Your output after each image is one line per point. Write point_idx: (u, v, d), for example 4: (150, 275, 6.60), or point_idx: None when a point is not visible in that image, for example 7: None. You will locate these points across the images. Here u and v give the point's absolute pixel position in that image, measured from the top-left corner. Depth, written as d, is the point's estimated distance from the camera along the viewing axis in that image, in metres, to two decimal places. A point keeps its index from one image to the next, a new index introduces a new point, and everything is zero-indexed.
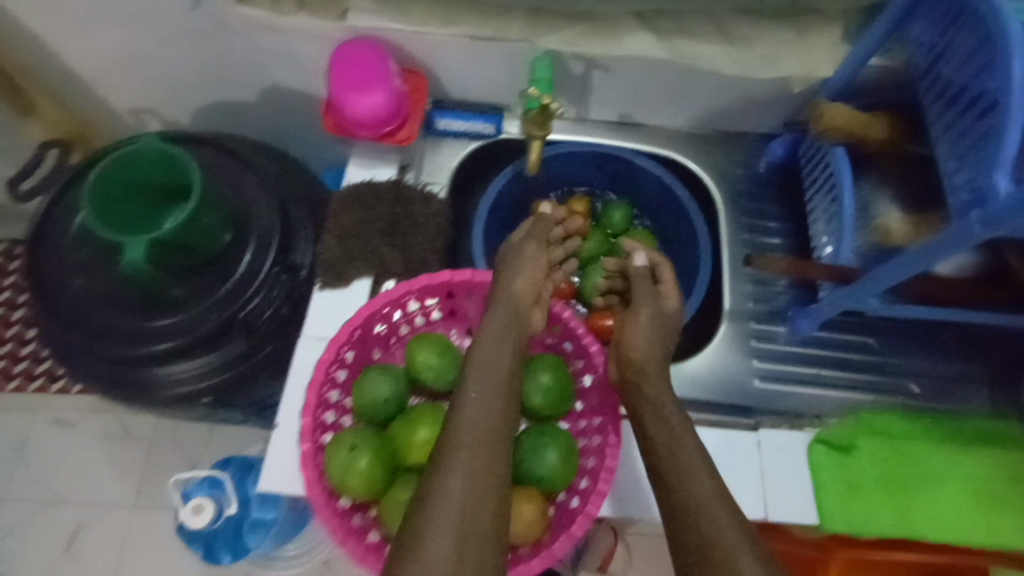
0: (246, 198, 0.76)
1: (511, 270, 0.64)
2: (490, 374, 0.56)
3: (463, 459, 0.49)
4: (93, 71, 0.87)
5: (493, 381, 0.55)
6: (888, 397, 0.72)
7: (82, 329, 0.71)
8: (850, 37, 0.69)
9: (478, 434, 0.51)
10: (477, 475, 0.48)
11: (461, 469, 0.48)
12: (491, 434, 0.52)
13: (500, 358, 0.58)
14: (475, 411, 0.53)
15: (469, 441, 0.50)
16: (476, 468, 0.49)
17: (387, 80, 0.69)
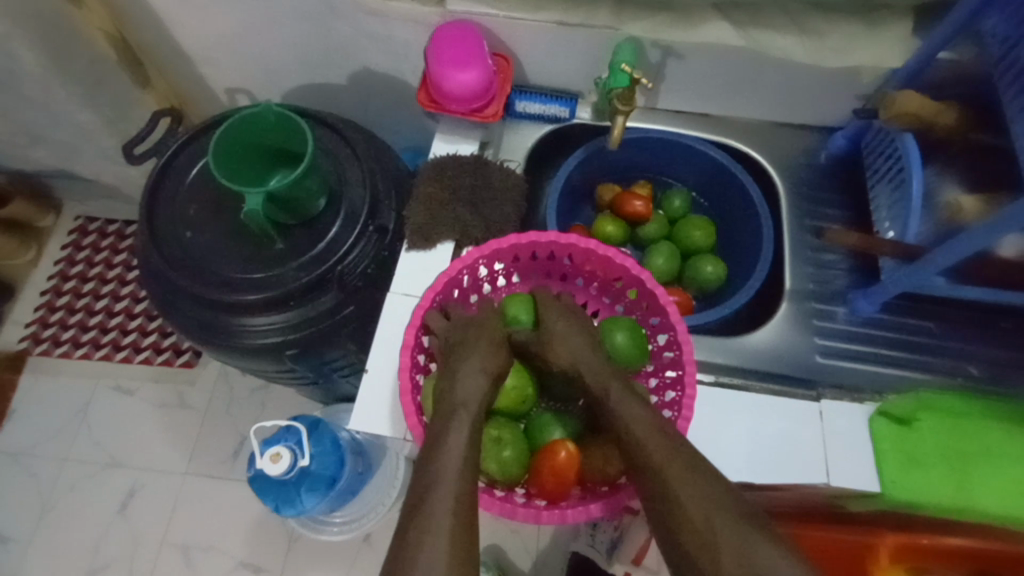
0: (340, 166, 0.82)
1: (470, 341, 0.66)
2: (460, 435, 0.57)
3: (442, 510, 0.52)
4: (202, 48, 0.95)
5: (462, 438, 0.57)
6: (946, 378, 0.74)
7: (187, 276, 0.77)
8: (920, 32, 0.73)
9: (455, 494, 0.53)
10: (453, 531, 0.50)
11: (441, 521, 0.51)
12: (463, 487, 0.54)
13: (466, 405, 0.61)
14: (447, 467, 0.55)
15: (448, 492, 0.53)
16: (458, 522, 0.51)
17: (483, 59, 0.75)
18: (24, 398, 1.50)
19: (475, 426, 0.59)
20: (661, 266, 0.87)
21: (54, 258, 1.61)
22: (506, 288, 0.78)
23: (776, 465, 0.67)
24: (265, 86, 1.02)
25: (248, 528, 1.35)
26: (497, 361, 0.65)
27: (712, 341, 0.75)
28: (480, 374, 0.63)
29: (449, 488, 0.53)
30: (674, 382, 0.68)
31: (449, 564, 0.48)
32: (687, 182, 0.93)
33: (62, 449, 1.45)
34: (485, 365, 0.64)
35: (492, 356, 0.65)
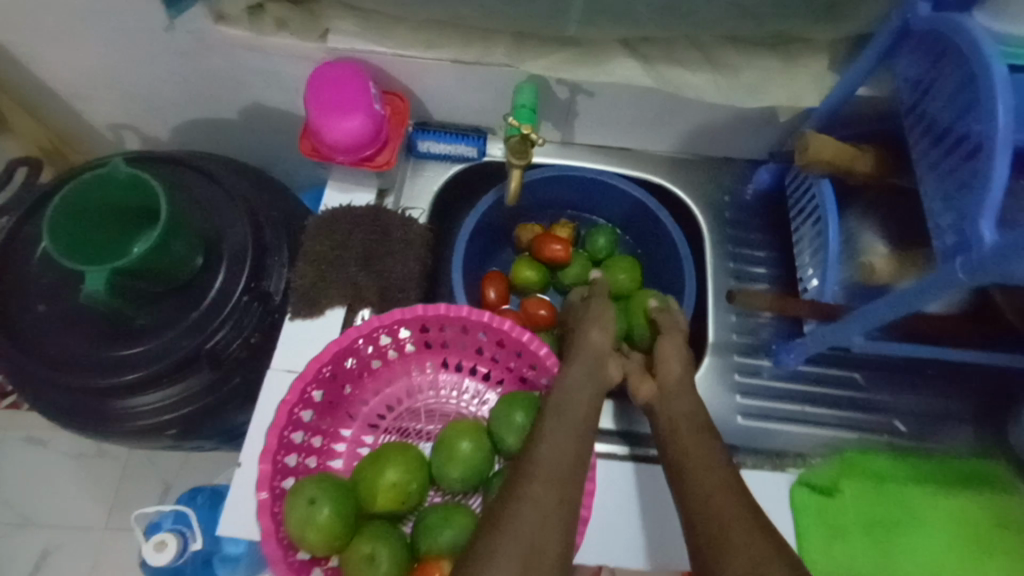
0: (220, 221, 0.74)
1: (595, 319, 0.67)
2: (568, 418, 0.57)
3: (534, 493, 0.51)
4: (72, 86, 0.85)
5: (576, 420, 0.57)
6: (872, 436, 0.69)
7: (43, 357, 0.68)
8: (838, 67, 0.68)
9: (559, 470, 0.53)
10: (548, 500, 0.50)
11: (533, 498, 0.50)
12: (569, 472, 0.53)
13: (583, 390, 0.60)
14: (553, 444, 0.55)
15: (546, 477, 0.52)
16: (549, 498, 0.51)
17: (367, 104, 0.67)
18: None
19: (590, 410, 0.59)
20: None
21: None
22: (398, 359, 0.66)
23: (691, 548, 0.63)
24: (151, 122, 0.93)
25: None
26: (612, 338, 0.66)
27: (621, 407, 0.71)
28: (594, 356, 0.63)
29: (555, 463, 0.53)
30: None
31: (539, 522, 0.49)
32: (609, 220, 0.87)
33: None
34: (598, 345, 0.64)
35: (606, 337, 0.66)
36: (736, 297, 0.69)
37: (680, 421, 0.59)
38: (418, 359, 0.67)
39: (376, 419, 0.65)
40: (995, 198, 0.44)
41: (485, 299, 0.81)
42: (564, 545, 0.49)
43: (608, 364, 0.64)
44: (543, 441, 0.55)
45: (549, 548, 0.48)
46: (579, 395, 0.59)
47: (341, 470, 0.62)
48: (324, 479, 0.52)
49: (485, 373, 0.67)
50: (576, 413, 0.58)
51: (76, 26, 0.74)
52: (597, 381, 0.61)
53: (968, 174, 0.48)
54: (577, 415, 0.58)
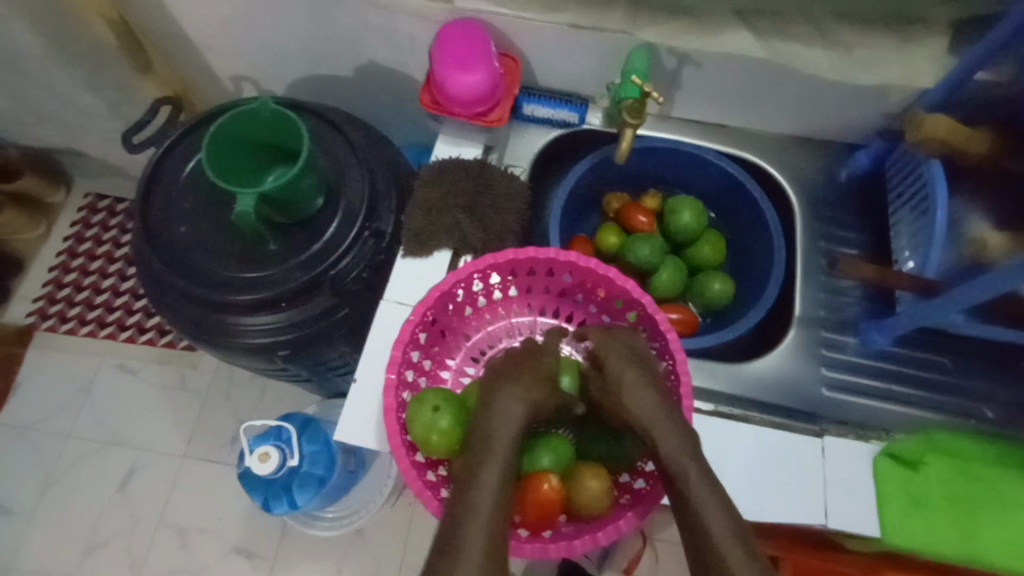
0: (340, 165, 0.80)
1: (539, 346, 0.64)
2: (491, 453, 0.54)
3: (478, 531, 0.50)
4: (208, 34, 0.92)
5: (501, 448, 0.55)
6: (959, 419, 0.70)
7: (182, 273, 0.75)
8: (957, 50, 0.68)
9: (492, 501, 0.51)
10: (487, 538, 0.50)
11: (477, 523, 0.50)
12: (501, 508, 0.52)
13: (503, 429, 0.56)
14: (487, 476, 0.53)
15: (487, 508, 0.51)
16: (488, 537, 0.50)
17: (489, 61, 0.72)
18: (30, 373, 1.49)
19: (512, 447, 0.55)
20: (667, 281, 0.82)
21: (63, 235, 1.60)
22: (502, 301, 0.72)
23: (768, 496, 0.64)
24: (269, 74, 0.99)
25: (242, 517, 1.34)
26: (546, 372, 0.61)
27: (711, 365, 0.72)
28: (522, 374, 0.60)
29: (488, 493, 0.52)
30: None
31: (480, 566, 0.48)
32: (698, 194, 0.89)
33: (63, 426, 1.45)
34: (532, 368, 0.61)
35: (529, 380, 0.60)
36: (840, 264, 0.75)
37: (702, 498, 0.52)
38: (519, 303, 0.73)
39: (478, 353, 0.72)
40: None
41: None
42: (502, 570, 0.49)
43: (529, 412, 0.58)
44: (478, 471, 0.53)
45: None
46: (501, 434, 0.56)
47: None
48: (444, 392, 0.59)
49: (580, 322, 0.73)
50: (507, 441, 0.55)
51: None
52: (517, 414, 0.57)
53: None
54: (506, 443, 0.55)
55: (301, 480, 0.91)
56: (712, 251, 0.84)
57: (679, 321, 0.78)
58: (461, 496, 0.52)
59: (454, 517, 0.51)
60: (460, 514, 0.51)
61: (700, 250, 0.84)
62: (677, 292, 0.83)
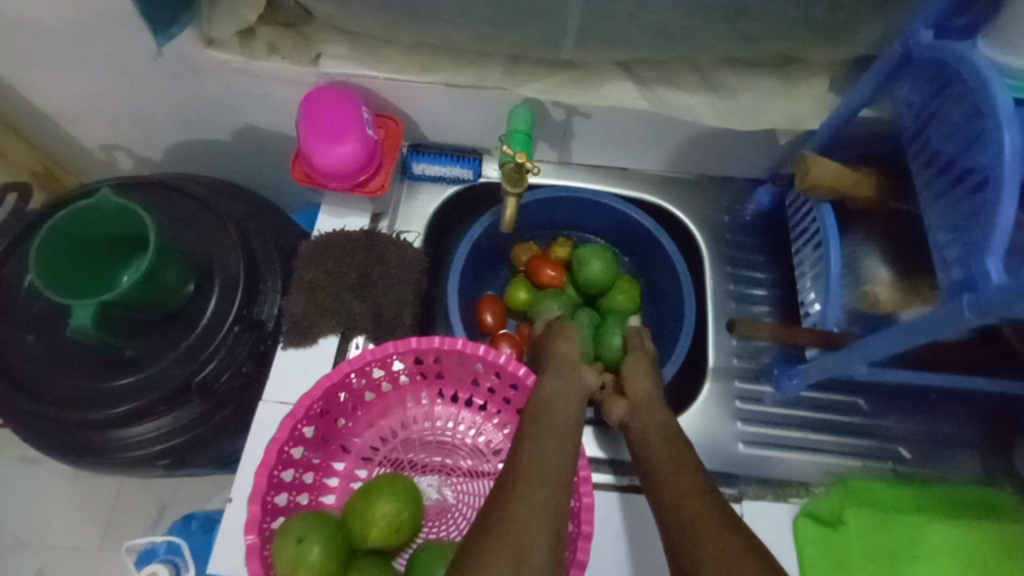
0: (212, 247, 0.72)
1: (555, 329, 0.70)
2: (557, 403, 0.60)
3: (530, 475, 0.51)
4: (63, 108, 0.83)
5: (564, 404, 0.60)
6: (877, 464, 0.68)
7: (32, 392, 0.66)
8: (838, 89, 0.67)
9: (549, 470, 0.52)
10: (543, 491, 0.50)
11: (536, 472, 0.51)
12: (560, 458, 0.54)
13: (566, 390, 0.62)
14: (539, 447, 0.54)
15: (546, 458, 0.53)
16: (544, 485, 0.50)
17: (361, 130, 0.67)
18: None
19: (570, 408, 0.60)
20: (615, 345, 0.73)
21: None
22: (393, 391, 0.65)
23: None
24: (144, 143, 0.91)
25: None
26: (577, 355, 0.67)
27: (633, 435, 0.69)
28: (564, 368, 0.64)
29: (540, 463, 0.53)
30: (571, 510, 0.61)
31: (540, 514, 0.48)
32: (607, 240, 0.85)
33: None
34: (563, 356, 0.66)
35: (569, 348, 0.67)
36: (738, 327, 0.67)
37: (668, 456, 0.57)
38: (413, 390, 0.66)
39: (370, 452, 0.64)
40: (1003, 235, 0.42)
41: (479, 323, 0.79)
42: (557, 540, 0.47)
43: (581, 367, 0.65)
44: (531, 445, 0.55)
45: (540, 542, 0.46)
46: (563, 392, 0.61)
47: (334, 506, 0.61)
48: (314, 517, 0.52)
49: (481, 405, 0.67)
50: (559, 420, 0.58)
51: (62, 52, 0.72)
52: (576, 385, 0.63)
53: (973, 209, 0.47)
54: (555, 427, 0.57)
55: None
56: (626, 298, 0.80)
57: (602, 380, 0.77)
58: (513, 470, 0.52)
59: (504, 487, 0.50)
60: (513, 480, 0.51)
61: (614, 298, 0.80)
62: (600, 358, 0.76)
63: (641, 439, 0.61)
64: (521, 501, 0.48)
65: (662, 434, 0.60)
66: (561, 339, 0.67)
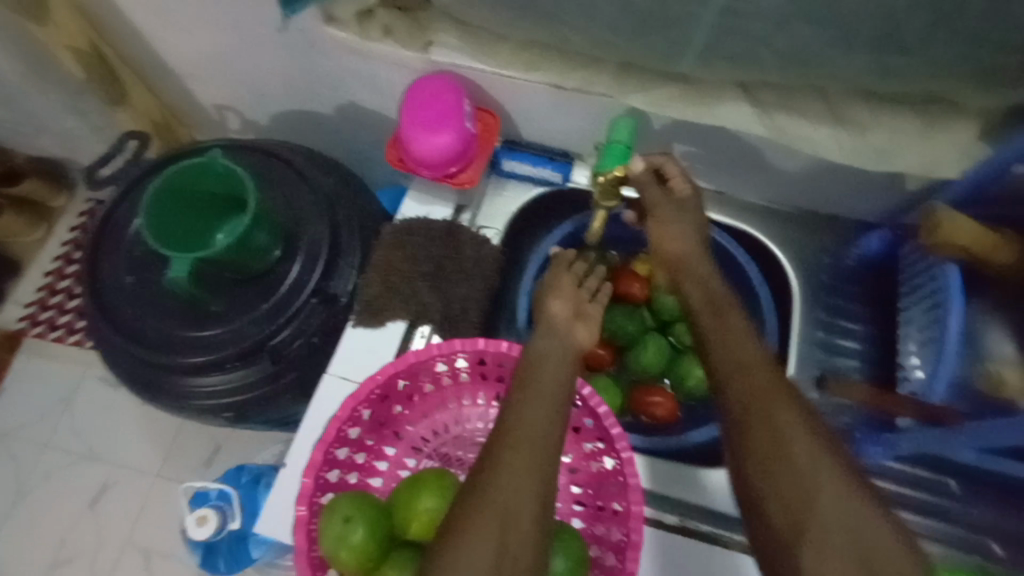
0: (302, 217, 0.74)
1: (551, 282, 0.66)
2: (532, 382, 0.55)
3: (515, 443, 0.50)
4: (188, 65, 0.89)
5: (546, 377, 0.56)
6: (961, 554, 0.62)
7: (124, 325, 0.71)
8: (987, 139, 0.60)
9: (541, 441, 0.51)
10: (524, 475, 0.48)
11: (523, 453, 0.50)
12: (541, 439, 0.51)
13: (555, 358, 0.58)
14: (525, 411, 0.53)
15: (531, 433, 0.51)
16: (524, 466, 0.49)
17: (460, 122, 0.66)
18: (17, 379, 1.47)
19: (557, 373, 0.56)
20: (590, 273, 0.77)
21: (61, 240, 1.58)
22: (452, 385, 0.65)
23: None
24: (253, 108, 0.96)
25: None
26: (571, 314, 0.63)
27: (686, 476, 0.65)
28: (557, 328, 0.61)
29: (527, 427, 0.51)
30: (617, 543, 0.59)
31: (532, 492, 0.48)
32: None
33: (43, 435, 1.43)
34: (555, 317, 0.62)
35: (563, 305, 0.63)
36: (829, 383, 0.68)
37: (739, 364, 0.54)
38: (470, 389, 0.65)
39: (420, 442, 0.65)
40: None
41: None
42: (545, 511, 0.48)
43: (578, 325, 0.62)
44: (517, 408, 0.53)
45: (526, 511, 0.47)
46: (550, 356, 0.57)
47: (379, 489, 0.62)
48: (362, 498, 0.52)
49: None
50: (544, 383, 0.55)
51: (198, 14, 0.76)
52: (561, 354, 0.58)
53: None
54: (541, 403, 0.53)
55: (251, 540, 0.85)
56: None
57: (657, 406, 0.73)
58: (499, 439, 0.51)
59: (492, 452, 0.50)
60: (499, 447, 0.50)
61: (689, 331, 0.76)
62: (623, 340, 0.77)
63: (712, 317, 0.58)
64: (507, 475, 0.48)
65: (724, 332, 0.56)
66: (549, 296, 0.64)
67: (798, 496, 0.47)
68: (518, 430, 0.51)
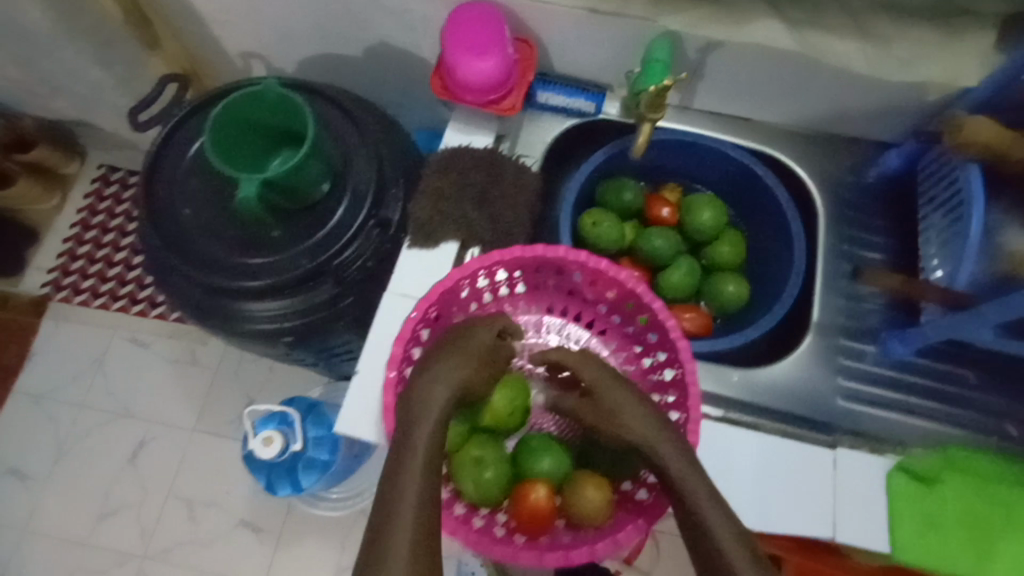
0: (347, 152, 0.77)
1: (428, 378, 0.63)
2: (414, 457, 0.58)
3: (403, 520, 0.55)
4: (217, 12, 0.90)
5: (419, 430, 0.60)
6: (980, 437, 0.68)
7: (184, 256, 0.74)
8: (1006, 47, 0.63)
9: (421, 508, 0.56)
10: (422, 540, 0.55)
11: (402, 532, 0.55)
12: (427, 492, 0.57)
13: (434, 397, 0.62)
14: (410, 488, 0.57)
15: (409, 504, 0.56)
16: (418, 536, 0.55)
17: (503, 47, 0.69)
18: (46, 343, 1.48)
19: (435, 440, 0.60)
20: (627, 200, 0.81)
21: (75, 207, 1.56)
22: (508, 296, 0.76)
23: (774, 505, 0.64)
24: (280, 55, 0.97)
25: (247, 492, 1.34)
26: (460, 384, 0.63)
27: (728, 373, 0.70)
28: (435, 398, 0.62)
29: (417, 496, 0.57)
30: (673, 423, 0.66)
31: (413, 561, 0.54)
32: (717, 192, 0.85)
33: (77, 396, 1.45)
34: (456, 381, 0.63)
35: (453, 381, 0.63)
36: (864, 273, 0.73)
37: (633, 436, 0.63)
38: (524, 299, 0.76)
39: None
40: None
41: (579, 230, 0.79)
42: None
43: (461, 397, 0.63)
44: (401, 481, 0.57)
45: None
46: (423, 412, 0.61)
47: None
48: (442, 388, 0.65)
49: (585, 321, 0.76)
50: (436, 443, 0.60)
51: None
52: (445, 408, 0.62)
53: None
54: (422, 439, 0.59)
55: (307, 462, 0.93)
56: (729, 249, 0.81)
57: (688, 321, 0.78)
58: (399, 460, 0.59)
59: (381, 540, 0.55)
60: (381, 536, 0.55)
61: (718, 251, 0.81)
62: (660, 262, 0.81)
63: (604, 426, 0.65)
64: (391, 562, 0.54)
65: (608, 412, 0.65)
66: (432, 361, 0.64)
67: (690, 524, 0.58)
68: (399, 512, 0.56)
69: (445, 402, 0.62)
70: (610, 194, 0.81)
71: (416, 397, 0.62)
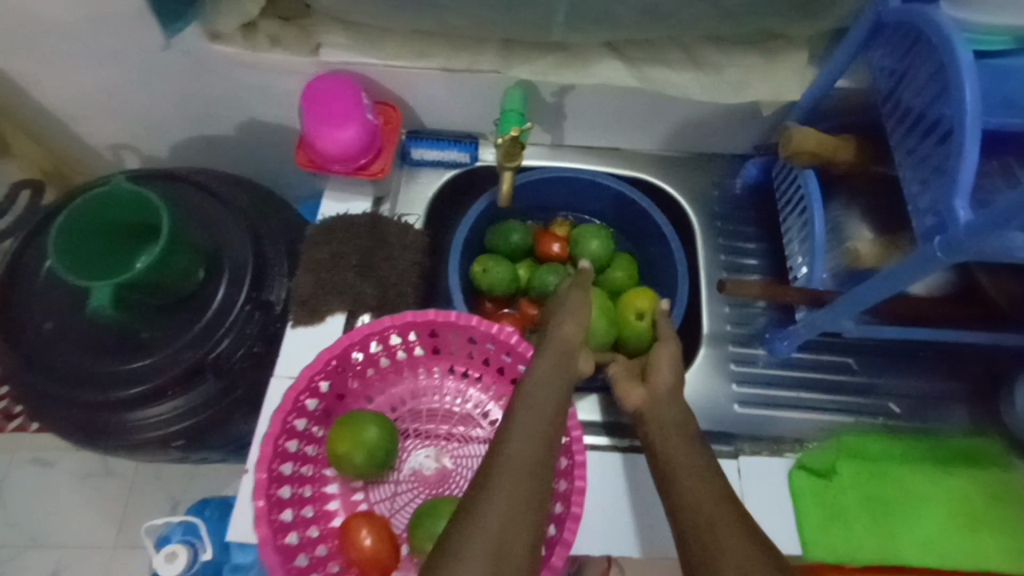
0: (218, 236, 0.75)
1: (544, 371, 0.58)
2: (543, 412, 0.55)
3: (513, 461, 0.50)
4: (73, 110, 0.87)
5: (556, 398, 0.56)
6: (869, 419, 0.71)
7: (50, 374, 0.69)
8: (817, 61, 0.70)
9: (525, 464, 0.50)
10: (522, 494, 0.48)
11: (504, 494, 0.47)
12: (533, 462, 0.50)
13: (551, 398, 0.56)
14: (519, 437, 0.52)
15: (518, 459, 0.50)
16: (517, 500, 0.47)
17: (362, 115, 0.70)
18: None
19: (559, 398, 0.56)
20: (514, 241, 0.82)
21: None
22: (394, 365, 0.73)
23: None
24: (150, 143, 0.94)
25: None
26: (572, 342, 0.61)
27: None
28: (565, 351, 0.60)
29: (521, 452, 0.51)
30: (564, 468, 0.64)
31: (507, 520, 0.46)
32: (604, 220, 0.88)
33: None
34: (573, 338, 0.61)
35: (575, 325, 0.62)
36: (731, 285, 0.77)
37: (676, 431, 0.57)
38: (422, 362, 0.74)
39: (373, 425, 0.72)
40: (967, 176, 0.46)
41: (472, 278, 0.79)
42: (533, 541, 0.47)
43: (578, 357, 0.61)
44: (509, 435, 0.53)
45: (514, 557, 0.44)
46: (550, 395, 0.56)
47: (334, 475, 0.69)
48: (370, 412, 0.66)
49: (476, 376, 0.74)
50: (558, 410, 0.55)
51: (76, 53, 0.75)
52: (565, 383, 0.58)
53: (940, 157, 0.50)
54: (538, 421, 0.54)
55: (227, 568, 0.85)
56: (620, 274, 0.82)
57: None
58: (495, 448, 0.52)
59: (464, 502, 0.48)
60: (464, 505, 0.47)
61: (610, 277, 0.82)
62: None
63: (657, 431, 0.58)
64: (477, 518, 0.46)
65: (658, 424, 0.58)
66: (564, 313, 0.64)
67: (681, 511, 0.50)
68: (511, 454, 0.50)
69: (560, 390, 0.57)
70: (497, 237, 0.82)
71: (541, 378, 0.58)
